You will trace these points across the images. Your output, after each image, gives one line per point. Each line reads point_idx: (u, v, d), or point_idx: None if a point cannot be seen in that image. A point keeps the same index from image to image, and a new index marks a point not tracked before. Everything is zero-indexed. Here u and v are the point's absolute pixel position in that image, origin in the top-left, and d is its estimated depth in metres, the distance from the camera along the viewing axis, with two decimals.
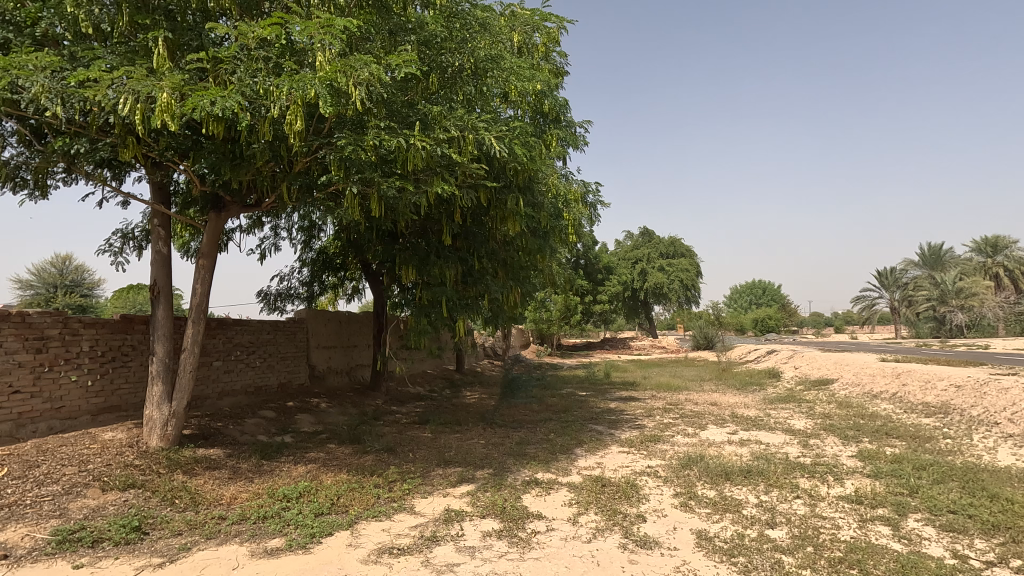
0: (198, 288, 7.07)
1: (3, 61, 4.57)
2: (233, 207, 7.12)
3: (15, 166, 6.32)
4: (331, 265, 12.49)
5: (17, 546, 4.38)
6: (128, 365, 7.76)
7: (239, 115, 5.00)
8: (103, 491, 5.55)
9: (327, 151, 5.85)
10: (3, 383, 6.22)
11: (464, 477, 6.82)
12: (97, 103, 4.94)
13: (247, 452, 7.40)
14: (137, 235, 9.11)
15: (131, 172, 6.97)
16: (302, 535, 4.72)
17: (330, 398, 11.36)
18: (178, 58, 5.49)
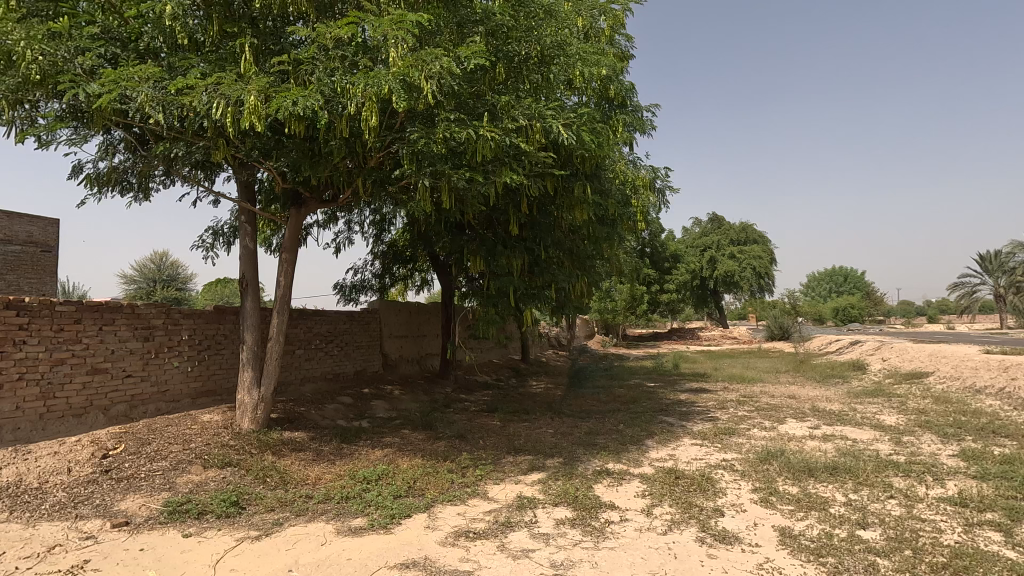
0: (281, 280, 7.49)
1: (113, 75, 5.01)
2: (312, 203, 7.46)
3: (124, 171, 6.93)
4: (402, 257, 12.89)
5: (135, 514, 4.85)
6: (222, 352, 8.37)
7: (319, 113, 5.23)
8: (204, 468, 6.04)
9: (399, 146, 6.00)
10: (118, 368, 6.88)
11: (535, 465, 6.87)
12: (192, 109, 5.32)
13: (328, 435, 7.80)
14: (226, 232, 9.76)
15: (221, 172, 7.45)
16: (383, 516, 4.93)
17: (402, 386, 11.76)
18: (262, 63, 5.78)
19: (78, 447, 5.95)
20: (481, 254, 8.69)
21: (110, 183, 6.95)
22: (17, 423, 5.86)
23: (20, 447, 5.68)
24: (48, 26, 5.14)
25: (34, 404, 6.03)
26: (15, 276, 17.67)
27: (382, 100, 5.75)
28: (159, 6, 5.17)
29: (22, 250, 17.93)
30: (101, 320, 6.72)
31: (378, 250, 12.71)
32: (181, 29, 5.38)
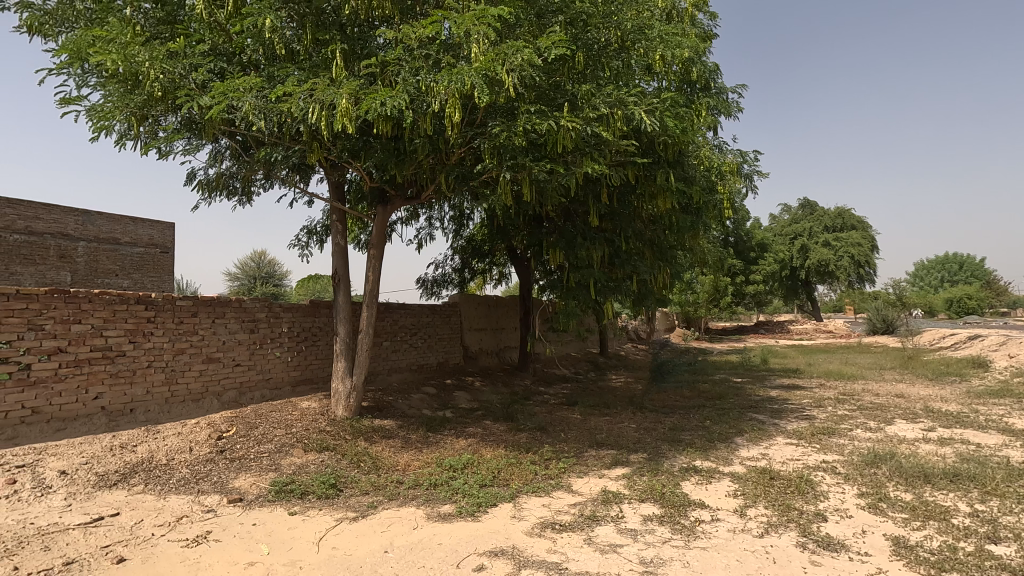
0: (370, 275, 7.84)
1: (222, 88, 5.44)
2: (396, 200, 7.74)
3: (230, 176, 7.52)
4: (480, 252, 13.11)
5: (248, 492, 5.29)
6: (317, 344, 8.91)
7: (405, 112, 5.41)
8: (305, 451, 6.47)
9: (480, 140, 6.08)
10: (229, 357, 7.52)
11: (618, 460, 6.77)
12: (290, 114, 5.66)
13: (415, 424, 8.10)
14: (318, 231, 10.34)
15: (314, 174, 7.90)
16: (470, 504, 5.05)
17: (483, 378, 11.98)
18: (351, 67, 6.05)
19: (197, 428, 6.57)
20: (560, 246, 8.64)
21: (219, 187, 7.57)
22: (147, 405, 6.55)
23: (150, 427, 6.36)
24: (167, 47, 5.66)
25: (160, 389, 6.71)
26: (139, 275, 19.79)
27: (464, 97, 5.85)
28: (260, 19, 5.53)
29: (145, 251, 20.03)
30: (214, 314, 7.36)
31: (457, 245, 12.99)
32: (279, 40, 5.74)
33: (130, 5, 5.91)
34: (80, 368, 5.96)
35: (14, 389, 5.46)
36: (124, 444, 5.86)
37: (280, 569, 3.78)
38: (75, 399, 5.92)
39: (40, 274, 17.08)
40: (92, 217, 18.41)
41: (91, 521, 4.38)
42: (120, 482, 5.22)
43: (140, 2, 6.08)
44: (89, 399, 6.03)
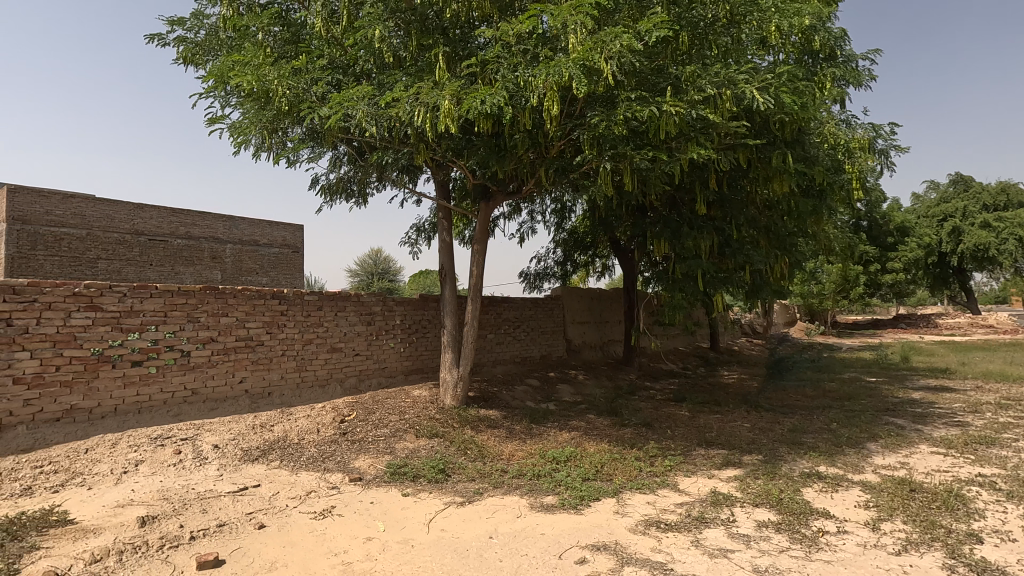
0: (474, 270, 8.09)
1: (338, 98, 5.88)
2: (498, 195, 7.90)
3: (348, 180, 8.12)
4: (583, 244, 13.02)
5: (367, 472, 5.73)
6: (427, 335, 9.38)
7: (504, 109, 5.50)
8: (416, 437, 6.86)
9: (580, 131, 6.02)
10: (349, 347, 8.16)
11: (730, 461, 6.40)
12: (398, 119, 5.99)
13: (519, 415, 8.26)
14: (427, 228, 10.86)
15: (422, 174, 8.29)
16: (573, 497, 5.05)
17: (586, 371, 11.91)
18: (453, 69, 6.24)
19: (323, 411, 7.22)
20: (665, 236, 8.33)
21: (338, 191, 8.21)
22: (282, 389, 7.32)
23: (285, 409, 7.08)
24: (292, 65, 6.23)
25: (292, 375, 7.46)
26: (276, 272, 22.11)
27: (562, 89, 5.82)
28: (370, 31, 5.89)
29: (280, 251, 22.31)
30: (336, 307, 8.02)
31: (559, 238, 12.97)
32: (387, 49, 6.08)
33: (261, 29, 6.56)
34: (228, 355, 6.78)
35: (178, 372, 6.34)
36: (264, 423, 6.59)
37: (394, 546, 4.04)
38: (225, 382, 6.75)
39: (198, 273, 19.67)
40: (237, 222, 20.82)
41: (238, 490, 4.98)
42: (261, 457, 5.88)
43: (270, 26, 6.73)
44: (235, 382, 6.85)
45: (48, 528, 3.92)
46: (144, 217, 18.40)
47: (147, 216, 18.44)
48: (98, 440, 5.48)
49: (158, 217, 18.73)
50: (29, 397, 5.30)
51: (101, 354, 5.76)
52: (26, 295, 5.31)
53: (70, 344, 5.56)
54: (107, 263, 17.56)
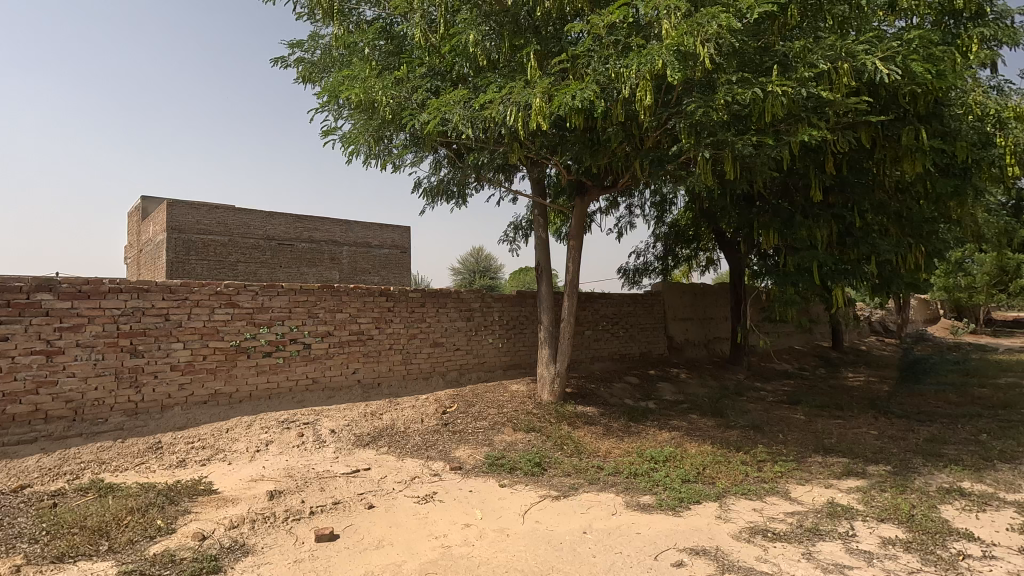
0: (570, 266, 8.08)
1: (436, 104, 6.16)
2: (594, 190, 7.82)
3: (448, 182, 8.47)
4: (685, 238, 12.49)
5: (467, 462, 5.96)
6: (524, 331, 9.54)
7: (596, 102, 5.44)
8: (514, 430, 7.01)
9: (676, 120, 5.80)
10: (450, 342, 8.52)
11: (852, 470, 5.85)
12: (492, 120, 6.15)
13: (616, 413, 8.14)
14: (524, 226, 11.02)
15: (518, 173, 8.42)
16: (671, 498, 4.90)
17: (689, 370, 11.44)
18: (546, 67, 6.28)
19: (427, 402, 7.61)
20: (775, 227, 7.77)
21: (439, 193, 8.58)
22: (390, 380, 7.82)
23: (392, 399, 7.56)
24: (395, 75, 6.62)
25: (399, 367, 7.94)
26: (386, 271, 23.57)
27: (657, 77, 5.64)
28: (465, 36, 6.10)
29: (390, 252, 23.74)
30: (438, 304, 8.41)
31: (660, 232, 12.56)
32: (482, 53, 6.26)
33: (368, 44, 7.03)
34: (342, 348, 7.37)
35: (301, 363, 7.01)
36: (374, 412, 7.09)
37: (491, 534, 4.18)
38: (340, 372, 7.35)
39: (319, 273, 21.51)
40: (352, 225, 22.45)
41: (352, 472, 5.41)
42: (371, 443, 6.34)
43: (375, 40, 7.19)
44: (349, 373, 7.43)
45: (197, 495, 4.53)
46: (274, 223, 20.45)
47: (276, 223, 20.48)
48: (237, 421, 6.21)
49: (285, 223, 20.73)
50: (183, 382, 6.12)
51: (238, 346, 6.51)
52: (179, 294, 6.13)
53: (214, 336, 6.35)
54: (245, 265, 19.76)
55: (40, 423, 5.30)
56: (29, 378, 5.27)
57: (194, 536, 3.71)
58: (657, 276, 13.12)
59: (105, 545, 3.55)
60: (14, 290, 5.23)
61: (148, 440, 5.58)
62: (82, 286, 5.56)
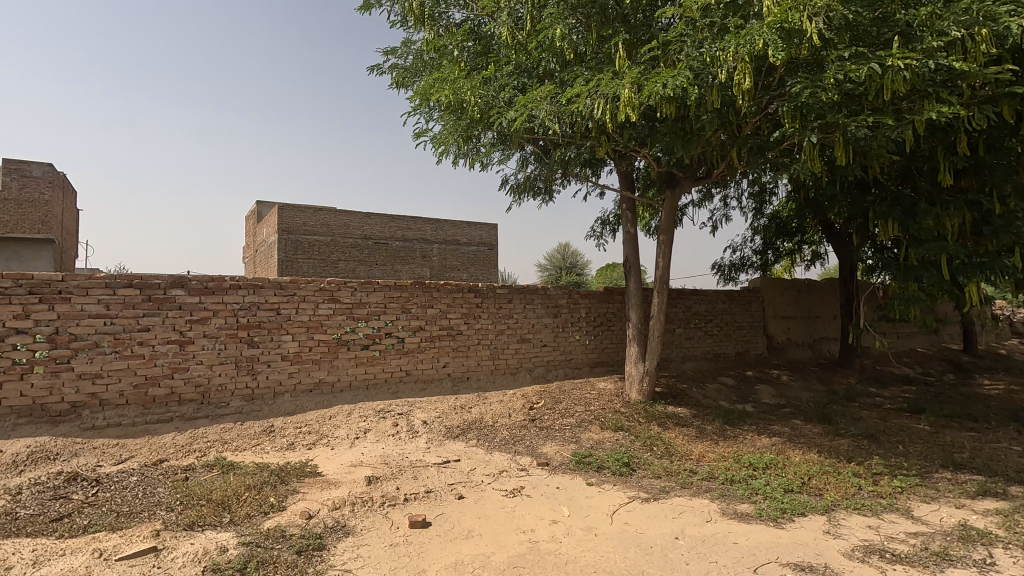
0: (660, 262, 7.80)
1: (523, 100, 6.18)
2: (686, 182, 7.49)
3: (535, 178, 8.48)
4: (787, 230, 11.63)
5: (554, 458, 5.95)
6: (612, 328, 9.37)
7: (689, 90, 5.20)
8: (601, 429, 6.90)
9: (778, 103, 5.40)
10: (537, 338, 8.55)
11: (990, 490, 5.16)
12: (579, 113, 6.07)
13: (710, 415, 7.77)
14: (612, 221, 10.80)
15: (605, 167, 8.27)
16: (773, 508, 4.59)
17: (792, 372, 10.67)
18: (635, 57, 6.10)
19: (514, 397, 7.70)
20: (895, 216, 7.03)
21: (526, 190, 8.62)
22: (478, 374, 7.99)
23: (481, 393, 7.73)
24: (483, 75, 6.73)
25: (487, 362, 8.09)
26: (474, 269, 24.13)
27: (757, 58, 5.28)
28: (552, 31, 6.05)
29: (478, 249, 24.28)
30: (525, 300, 8.46)
31: (758, 225, 11.82)
32: (568, 46, 6.19)
33: (457, 46, 7.20)
34: (433, 342, 7.64)
35: (395, 356, 7.35)
36: (463, 405, 7.28)
37: (578, 532, 4.14)
38: (431, 366, 7.62)
39: (412, 270, 22.45)
40: (442, 224, 23.21)
41: (442, 463, 5.60)
42: (461, 435, 6.52)
43: (464, 42, 7.34)
44: (440, 366, 7.68)
45: (304, 477, 4.88)
46: (371, 223, 21.63)
47: (373, 223, 21.66)
48: (339, 409, 6.63)
49: (381, 223, 21.85)
50: (292, 371, 6.63)
51: (339, 338, 6.95)
52: (289, 290, 6.63)
53: (319, 329, 6.81)
54: (345, 263, 21.07)
55: (174, 404, 5.96)
56: (166, 364, 5.93)
57: (301, 514, 4.01)
58: (755, 271, 12.35)
59: (227, 517, 3.93)
60: (154, 286, 5.90)
61: (262, 424, 6.11)
62: (207, 282, 6.17)
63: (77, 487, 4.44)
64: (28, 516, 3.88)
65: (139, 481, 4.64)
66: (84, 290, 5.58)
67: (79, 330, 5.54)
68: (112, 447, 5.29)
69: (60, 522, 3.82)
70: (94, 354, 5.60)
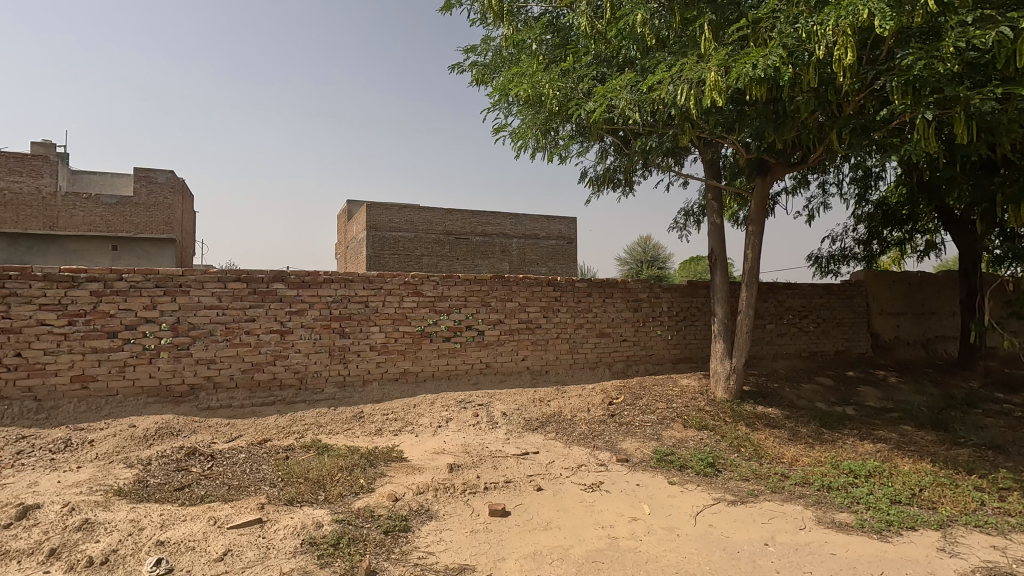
0: (749, 253, 7.39)
1: (603, 90, 6.07)
2: (779, 168, 7.03)
3: (614, 170, 8.32)
4: (896, 218, 10.59)
5: (634, 454, 5.85)
6: (696, 323, 9.02)
7: (782, 69, 4.87)
8: (684, 427, 6.67)
9: (886, 78, 4.93)
10: (617, 332, 8.41)
11: None
12: (661, 101, 5.88)
13: (805, 417, 7.27)
14: (696, 212, 10.36)
15: (689, 155, 7.95)
16: (877, 519, 4.23)
17: (901, 373, 9.75)
18: (722, 38, 5.79)
19: (593, 392, 7.62)
20: None
21: (605, 182, 8.48)
22: (557, 368, 8.00)
23: (559, 386, 7.73)
24: (561, 67, 6.68)
25: (566, 356, 8.07)
26: (553, 262, 24.10)
27: (861, 30, 4.84)
28: (633, 18, 5.87)
29: (557, 243, 24.25)
30: (605, 294, 8.34)
31: (862, 213, 10.86)
32: (650, 32, 5.99)
33: (535, 40, 7.20)
34: (512, 335, 7.73)
35: (476, 348, 7.52)
36: (542, 398, 7.32)
37: (659, 531, 4.03)
38: (511, 359, 7.73)
39: (492, 265, 22.81)
40: (521, 219, 23.37)
41: (522, 454, 5.66)
42: (540, 428, 6.56)
43: (542, 35, 7.33)
44: (519, 359, 7.77)
45: (390, 461, 5.13)
46: (452, 219, 22.23)
47: (454, 219, 22.24)
48: (422, 398, 6.89)
49: (461, 219, 22.38)
50: (379, 361, 6.97)
51: (423, 330, 7.21)
52: (376, 283, 6.96)
53: (404, 322, 7.11)
54: (429, 258, 21.80)
55: (276, 388, 6.46)
56: (269, 352, 6.44)
57: (389, 497, 4.22)
58: (858, 263, 11.40)
59: (322, 495, 4.22)
60: (259, 280, 6.41)
61: (353, 409, 6.47)
62: (304, 277, 6.62)
63: (196, 461, 4.94)
64: (156, 484, 4.38)
65: (247, 458, 5.09)
66: (200, 284, 6.17)
67: (196, 320, 6.14)
68: (224, 426, 5.83)
69: (182, 491, 4.28)
70: (209, 342, 6.19)
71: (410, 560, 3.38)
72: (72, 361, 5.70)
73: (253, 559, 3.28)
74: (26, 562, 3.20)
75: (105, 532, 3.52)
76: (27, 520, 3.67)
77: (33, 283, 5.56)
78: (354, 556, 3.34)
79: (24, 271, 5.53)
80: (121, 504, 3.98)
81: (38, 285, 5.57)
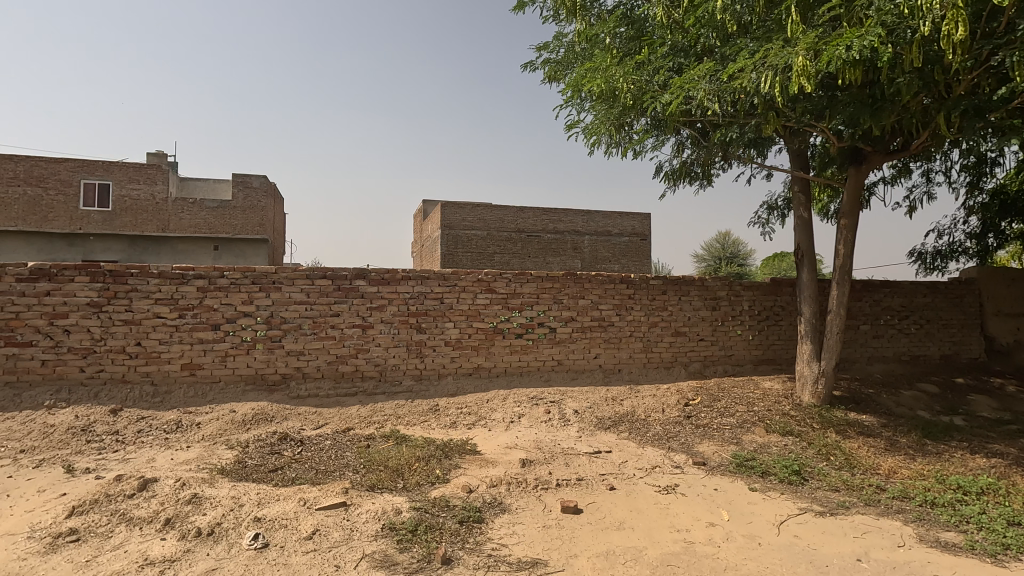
0: (841, 249, 6.91)
1: (680, 81, 5.89)
2: (876, 157, 6.53)
3: (691, 163, 8.04)
4: (1016, 208, 9.51)
5: (711, 458, 5.64)
6: (780, 323, 8.55)
7: (880, 49, 4.50)
8: (767, 431, 6.36)
9: (1005, 53, 4.45)
10: (693, 331, 8.14)
11: None
12: (742, 89, 5.62)
13: (905, 425, 6.70)
14: (781, 206, 9.78)
15: (773, 145, 7.53)
16: (991, 542, 3.82)
17: (1022, 381, 8.75)
18: (811, 20, 5.42)
19: (668, 393, 7.41)
20: None
21: (681, 176, 8.21)
22: (630, 366, 7.87)
23: (633, 385, 7.60)
24: (636, 60, 6.54)
25: (640, 355, 7.91)
26: (627, 260, 23.64)
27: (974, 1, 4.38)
28: (711, 5, 5.64)
29: (630, 240, 23.72)
30: (681, 292, 8.08)
31: (974, 204, 9.83)
32: (731, 19, 5.71)
33: (609, 34, 7.06)
34: (585, 333, 7.68)
35: (547, 345, 7.54)
36: (615, 397, 7.22)
37: (739, 538, 3.88)
38: (583, 356, 7.68)
39: (564, 262, 22.75)
40: (594, 215, 23.08)
41: (594, 453, 5.63)
42: (612, 427, 6.47)
43: (616, 29, 7.15)
44: (592, 357, 7.70)
45: (465, 454, 5.26)
46: (524, 217, 22.35)
47: (526, 216, 22.35)
48: (495, 394, 7.00)
49: (534, 216, 22.46)
50: (454, 356, 7.16)
51: (496, 327, 7.32)
52: (451, 280, 7.16)
53: (477, 318, 7.25)
54: (501, 256, 22.08)
55: (359, 380, 6.80)
56: (352, 345, 6.79)
57: (463, 489, 4.34)
58: (969, 258, 10.32)
59: (400, 483, 4.40)
60: (343, 277, 6.77)
61: (429, 402, 6.70)
62: (384, 274, 6.93)
63: (287, 446, 5.31)
64: (253, 465, 4.76)
65: (332, 444, 5.41)
66: (291, 281, 6.60)
67: (287, 315, 6.59)
68: (312, 414, 6.22)
69: (276, 473, 4.62)
70: (298, 335, 6.63)
71: (484, 551, 3.45)
72: (183, 350, 6.29)
73: (339, 540, 3.48)
74: (148, 529, 3.59)
75: (211, 506, 3.87)
76: (147, 491, 4.11)
77: (150, 279, 6.19)
78: (431, 543, 3.46)
79: (143, 268, 6.17)
80: (224, 481, 4.37)
81: (155, 282, 6.20)
